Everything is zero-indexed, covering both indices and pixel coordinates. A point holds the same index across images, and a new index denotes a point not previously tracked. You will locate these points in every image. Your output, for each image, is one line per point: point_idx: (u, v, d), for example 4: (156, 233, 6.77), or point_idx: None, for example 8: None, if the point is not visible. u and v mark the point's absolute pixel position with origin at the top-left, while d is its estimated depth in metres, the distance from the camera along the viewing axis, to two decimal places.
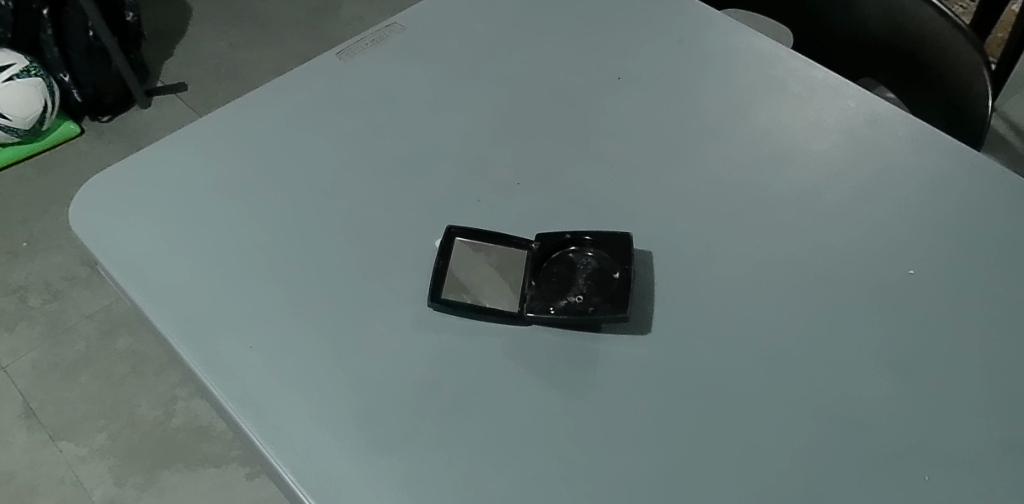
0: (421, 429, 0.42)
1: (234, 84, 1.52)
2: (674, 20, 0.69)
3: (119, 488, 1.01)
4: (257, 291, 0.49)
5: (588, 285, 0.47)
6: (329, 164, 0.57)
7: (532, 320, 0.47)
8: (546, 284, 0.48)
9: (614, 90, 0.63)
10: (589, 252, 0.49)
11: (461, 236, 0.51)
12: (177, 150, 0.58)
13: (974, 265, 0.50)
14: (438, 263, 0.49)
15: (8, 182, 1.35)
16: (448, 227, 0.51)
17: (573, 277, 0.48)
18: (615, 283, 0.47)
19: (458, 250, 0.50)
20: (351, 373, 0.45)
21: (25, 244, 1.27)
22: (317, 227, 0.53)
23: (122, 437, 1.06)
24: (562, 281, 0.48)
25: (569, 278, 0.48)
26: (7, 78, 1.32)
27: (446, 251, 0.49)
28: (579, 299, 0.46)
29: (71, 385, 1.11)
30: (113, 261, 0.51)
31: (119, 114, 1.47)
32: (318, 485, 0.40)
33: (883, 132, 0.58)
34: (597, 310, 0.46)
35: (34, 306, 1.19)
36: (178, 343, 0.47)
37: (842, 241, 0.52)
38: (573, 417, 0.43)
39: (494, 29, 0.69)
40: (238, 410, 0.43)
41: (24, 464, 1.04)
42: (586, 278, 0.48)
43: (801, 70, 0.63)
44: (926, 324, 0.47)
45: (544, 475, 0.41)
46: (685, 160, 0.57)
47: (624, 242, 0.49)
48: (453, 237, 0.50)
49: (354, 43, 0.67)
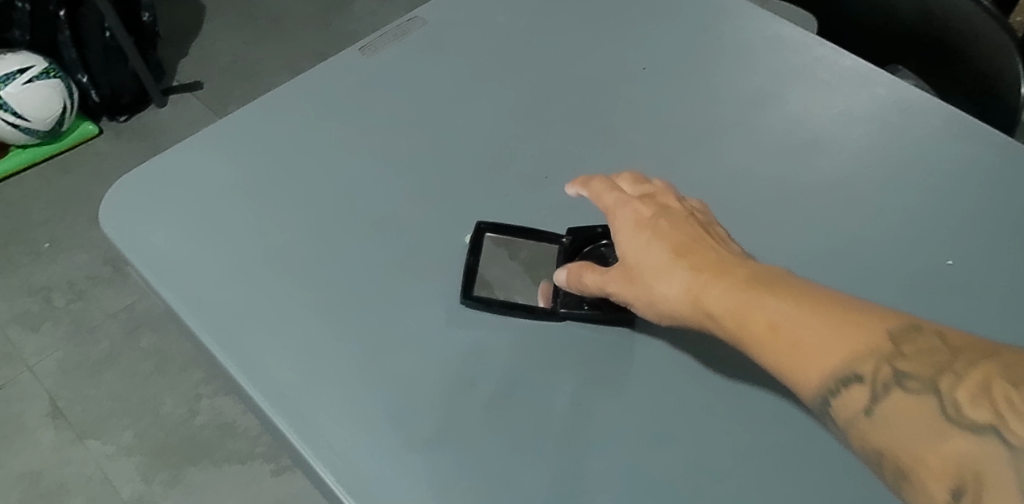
0: (458, 426, 0.42)
1: (250, 79, 1.48)
2: (696, 9, 0.68)
3: (146, 486, 0.97)
4: (289, 289, 0.49)
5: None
6: (355, 161, 0.57)
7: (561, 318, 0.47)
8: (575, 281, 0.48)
9: (640, 80, 0.62)
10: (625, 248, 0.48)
11: (491, 232, 0.50)
12: (204, 150, 0.58)
13: (1011, 255, 0.50)
14: (468, 260, 0.49)
15: (28, 183, 1.30)
16: (477, 223, 0.51)
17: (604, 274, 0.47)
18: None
19: (488, 247, 0.50)
20: (384, 371, 0.45)
21: (47, 245, 1.21)
22: (345, 224, 0.53)
23: (148, 435, 1.01)
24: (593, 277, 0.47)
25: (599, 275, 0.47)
26: (28, 80, 1.26)
27: (476, 248, 0.49)
28: None
29: (97, 384, 1.06)
30: (144, 261, 0.51)
31: (136, 114, 1.41)
32: (356, 485, 0.40)
33: (917, 121, 0.57)
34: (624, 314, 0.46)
35: (59, 306, 1.13)
36: (211, 343, 0.47)
37: (876, 233, 0.52)
38: (607, 412, 0.43)
39: (517, 21, 0.68)
40: (273, 409, 0.43)
41: (53, 464, 0.99)
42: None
43: (828, 58, 0.62)
44: (964, 316, 0.47)
45: (583, 470, 0.40)
46: (716, 152, 0.57)
47: None
48: (483, 233, 0.50)
49: (377, 38, 0.66)
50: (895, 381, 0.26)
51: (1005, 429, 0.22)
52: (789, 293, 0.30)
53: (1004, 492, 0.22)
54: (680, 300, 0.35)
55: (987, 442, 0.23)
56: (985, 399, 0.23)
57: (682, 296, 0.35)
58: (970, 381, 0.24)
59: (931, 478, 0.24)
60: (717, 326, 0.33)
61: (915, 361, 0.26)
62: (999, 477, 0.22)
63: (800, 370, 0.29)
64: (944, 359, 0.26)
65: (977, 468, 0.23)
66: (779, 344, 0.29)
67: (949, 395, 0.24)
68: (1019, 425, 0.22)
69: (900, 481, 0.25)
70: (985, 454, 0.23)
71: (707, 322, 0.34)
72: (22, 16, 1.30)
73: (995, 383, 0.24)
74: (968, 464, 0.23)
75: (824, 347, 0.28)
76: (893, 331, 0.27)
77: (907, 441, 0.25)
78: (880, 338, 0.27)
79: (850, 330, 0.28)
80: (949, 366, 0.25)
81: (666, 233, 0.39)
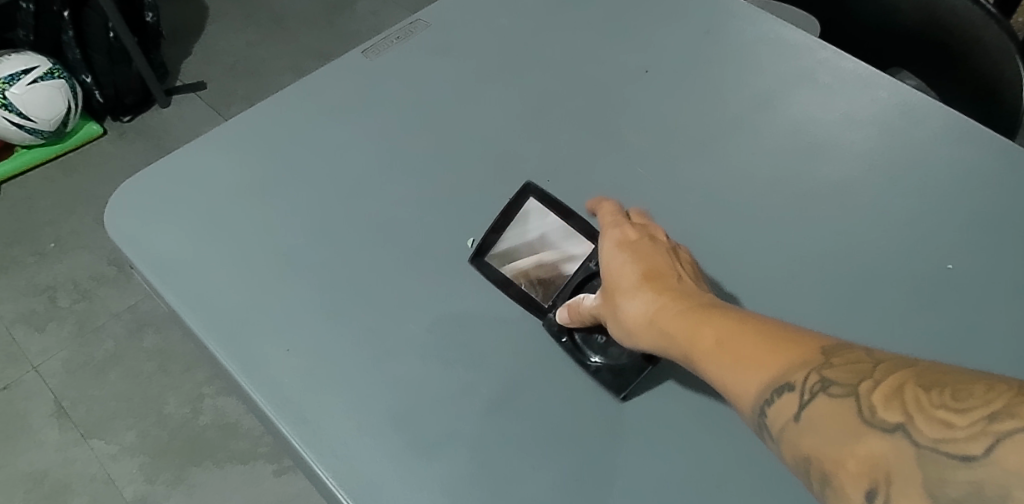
0: (459, 431, 0.43)
1: (254, 79, 1.49)
2: (699, 12, 0.68)
3: (150, 486, 0.97)
4: (292, 292, 0.49)
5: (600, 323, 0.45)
6: (359, 163, 0.57)
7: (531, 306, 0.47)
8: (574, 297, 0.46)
9: (643, 83, 0.62)
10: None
11: (534, 200, 0.51)
12: (209, 153, 0.58)
13: (1012, 259, 0.50)
14: (497, 221, 0.50)
15: (33, 183, 1.31)
16: (527, 184, 0.52)
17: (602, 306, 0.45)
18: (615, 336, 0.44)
19: (524, 213, 0.51)
20: (387, 374, 0.45)
21: (52, 245, 1.21)
22: (347, 227, 0.53)
23: (151, 436, 1.01)
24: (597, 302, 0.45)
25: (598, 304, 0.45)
26: (33, 80, 1.27)
27: (509, 211, 0.50)
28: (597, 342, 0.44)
29: (101, 384, 1.06)
30: (149, 264, 0.52)
31: (140, 114, 1.41)
32: (359, 488, 0.40)
33: (918, 125, 0.57)
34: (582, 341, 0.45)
35: (63, 306, 1.14)
36: (214, 347, 0.47)
37: (878, 236, 0.52)
38: (607, 417, 0.43)
39: (520, 23, 0.68)
40: (277, 413, 0.43)
41: (57, 463, 0.99)
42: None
43: (830, 61, 0.62)
44: (963, 321, 0.47)
45: (582, 474, 0.41)
46: (718, 155, 0.57)
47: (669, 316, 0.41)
48: (526, 196, 0.51)
49: (380, 42, 0.66)
50: (818, 388, 0.25)
51: (914, 430, 0.21)
52: (735, 321, 0.30)
53: (913, 494, 0.21)
54: (640, 321, 0.35)
55: (896, 443, 0.22)
56: (898, 401, 0.22)
57: (641, 318, 0.35)
58: (887, 383, 0.23)
59: (849, 480, 0.22)
60: (672, 344, 0.33)
61: (840, 367, 0.25)
62: (907, 478, 0.21)
63: (735, 380, 0.28)
64: (867, 366, 0.24)
65: (889, 470, 0.21)
66: (722, 357, 0.29)
67: (866, 397, 0.23)
68: (929, 427, 0.21)
69: (825, 490, 0.23)
70: (896, 456, 0.22)
71: (666, 340, 0.33)
72: (27, 17, 1.30)
73: (908, 387, 0.22)
74: (880, 468, 0.22)
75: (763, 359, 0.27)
76: (825, 346, 0.26)
77: (827, 445, 0.24)
78: (812, 350, 0.26)
79: (785, 346, 0.27)
80: (872, 371, 0.24)
81: (640, 253, 0.38)
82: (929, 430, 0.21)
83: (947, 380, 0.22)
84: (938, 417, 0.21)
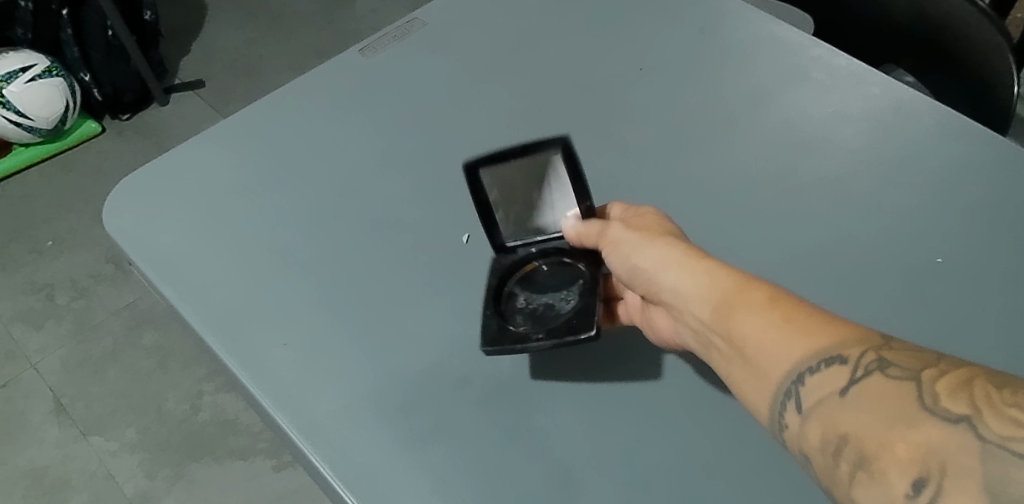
0: (454, 423, 0.43)
1: (252, 77, 1.49)
2: (693, 10, 0.68)
3: (149, 482, 0.98)
4: (290, 287, 0.50)
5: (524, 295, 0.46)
6: (356, 160, 0.57)
7: (480, 204, 0.47)
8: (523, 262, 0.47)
9: (637, 81, 0.63)
10: (564, 295, 0.45)
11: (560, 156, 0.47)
12: (206, 151, 0.59)
13: (1002, 251, 0.51)
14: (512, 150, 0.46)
15: (32, 181, 1.31)
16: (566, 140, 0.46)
17: (541, 286, 0.46)
18: (523, 309, 0.45)
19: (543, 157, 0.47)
20: (383, 368, 0.45)
21: (51, 243, 1.22)
22: (344, 222, 0.53)
23: (150, 432, 1.02)
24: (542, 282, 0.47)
25: (539, 282, 0.46)
26: (30, 79, 1.27)
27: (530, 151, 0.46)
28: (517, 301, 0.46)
29: (100, 381, 1.07)
30: (147, 260, 0.52)
31: (139, 112, 1.41)
32: (355, 479, 0.41)
33: (910, 121, 0.58)
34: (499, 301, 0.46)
35: (62, 304, 1.14)
36: (212, 342, 0.47)
37: (869, 231, 0.52)
38: (601, 409, 0.44)
39: (516, 22, 0.68)
40: (274, 406, 0.44)
41: (57, 460, 1.00)
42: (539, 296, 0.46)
43: (823, 58, 0.63)
44: (953, 314, 0.48)
45: (575, 464, 0.42)
46: (711, 151, 0.57)
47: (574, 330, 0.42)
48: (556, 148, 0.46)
49: (377, 40, 0.67)
50: (878, 367, 0.27)
51: (977, 423, 0.23)
52: (797, 305, 0.33)
53: (966, 482, 0.22)
54: (689, 291, 0.38)
55: (956, 430, 0.23)
56: (962, 394, 0.24)
57: (691, 288, 0.38)
58: (950, 379, 0.25)
59: (897, 460, 0.24)
60: (718, 314, 0.35)
61: (902, 357, 0.27)
62: (961, 468, 0.23)
63: (791, 353, 0.31)
64: (930, 360, 0.27)
65: (941, 456, 0.23)
66: (779, 331, 0.32)
67: (929, 387, 0.25)
68: (994, 421, 0.23)
69: (860, 464, 0.25)
70: (954, 444, 0.23)
71: (708, 317, 0.36)
72: (26, 15, 1.31)
73: (973, 384, 0.24)
74: (933, 455, 0.23)
75: (822, 339, 0.30)
76: (887, 337, 0.29)
77: (876, 421, 0.26)
78: (874, 339, 0.29)
79: (847, 333, 0.30)
80: (934, 364, 0.26)
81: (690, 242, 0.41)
82: (994, 423, 0.23)
83: (1013, 384, 0.24)
84: (1003, 414, 0.23)
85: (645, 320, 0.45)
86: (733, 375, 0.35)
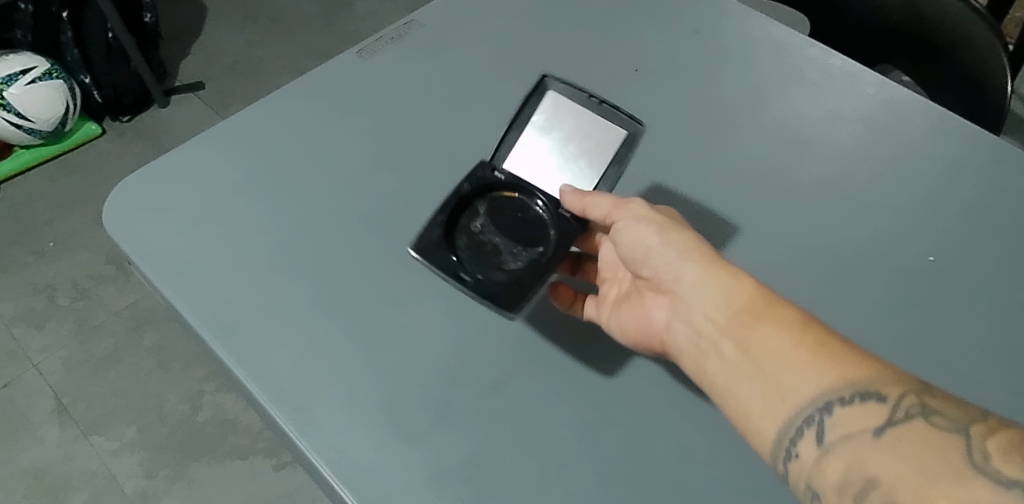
0: (450, 421, 0.44)
1: (252, 79, 1.50)
2: (689, 10, 0.69)
3: (149, 481, 0.98)
4: (288, 286, 0.50)
5: (484, 222, 0.48)
6: (354, 161, 0.58)
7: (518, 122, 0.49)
8: (504, 187, 0.49)
9: (633, 81, 0.63)
10: (515, 252, 0.47)
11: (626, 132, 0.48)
12: (205, 151, 0.59)
13: (993, 250, 0.51)
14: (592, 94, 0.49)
15: (32, 183, 1.31)
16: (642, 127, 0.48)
17: (505, 222, 0.48)
18: (470, 240, 0.47)
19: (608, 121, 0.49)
20: (380, 366, 0.46)
21: (52, 244, 1.22)
22: (342, 222, 0.54)
23: (151, 432, 1.02)
24: (506, 226, 0.48)
25: (505, 218, 0.48)
26: (30, 81, 1.27)
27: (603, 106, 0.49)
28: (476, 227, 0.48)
29: (101, 381, 1.07)
30: (146, 259, 0.53)
31: (139, 114, 1.42)
32: (352, 476, 0.41)
33: (903, 121, 0.58)
34: (460, 211, 0.48)
35: (63, 305, 1.15)
36: (211, 340, 0.48)
37: (862, 230, 0.53)
38: (595, 406, 0.44)
39: (513, 23, 0.69)
40: (272, 404, 0.44)
41: (58, 459, 1.00)
42: (498, 233, 0.48)
43: (818, 58, 0.63)
44: (943, 312, 0.49)
45: (569, 461, 0.42)
46: (706, 150, 0.58)
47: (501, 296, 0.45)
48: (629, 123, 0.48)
49: (375, 41, 0.67)
50: (921, 414, 0.29)
51: None
52: (834, 340, 0.34)
53: None
54: (716, 304, 0.39)
55: (1004, 493, 0.25)
56: (1011, 456, 0.26)
57: (718, 300, 0.39)
58: (998, 437, 0.27)
59: None
60: (749, 330, 0.37)
61: (944, 406, 0.29)
62: None
63: (823, 383, 0.33)
64: (973, 415, 0.28)
65: None
66: (816, 362, 0.34)
67: (978, 441, 0.27)
68: None
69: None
70: None
71: (738, 332, 0.37)
72: (26, 17, 1.32)
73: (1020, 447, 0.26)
74: None
75: (859, 376, 0.32)
76: (924, 382, 0.31)
77: (915, 467, 0.28)
78: (912, 385, 0.31)
79: (885, 375, 0.32)
80: (979, 420, 0.28)
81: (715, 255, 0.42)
82: None
83: None
84: None
85: (643, 318, 0.44)
86: (743, 390, 0.36)
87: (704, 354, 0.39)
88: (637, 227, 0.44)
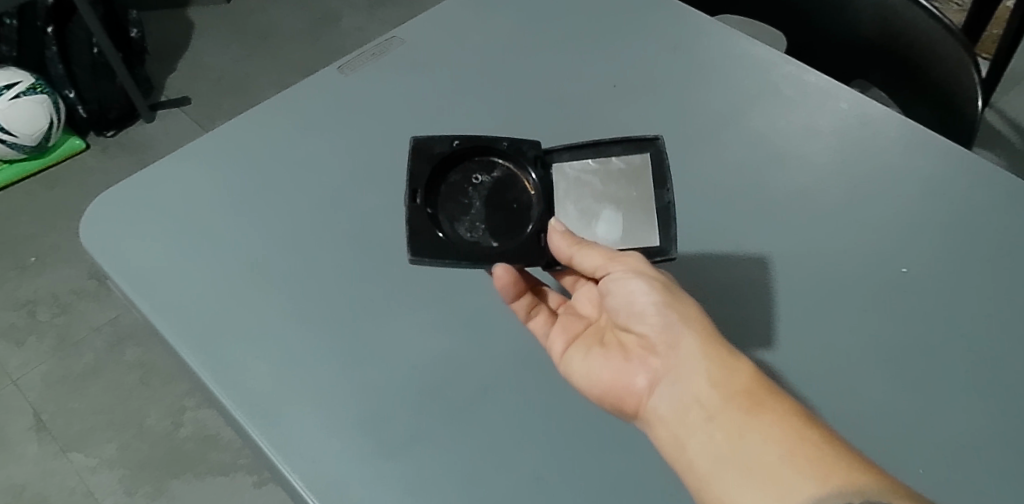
0: (426, 434, 0.44)
1: (239, 93, 1.50)
2: (668, 27, 0.70)
3: (129, 499, 0.97)
4: (264, 300, 0.50)
5: (482, 182, 0.48)
6: (334, 175, 0.58)
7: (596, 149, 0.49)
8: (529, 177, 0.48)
9: (612, 97, 0.64)
10: (470, 224, 0.46)
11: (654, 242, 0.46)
12: (184, 165, 0.59)
13: (965, 262, 0.52)
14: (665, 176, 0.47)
15: (15, 197, 1.31)
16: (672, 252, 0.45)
17: (496, 202, 0.47)
18: (458, 184, 0.47)
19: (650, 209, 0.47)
20: (356, 380, 0.46)
21: (34, 259, 1.21)
22: (321, 237, 0.54)
23: (131, 448, 1.01)
24: (498, 205, 0.47)
25: (501, 195, 0.47)
26: (14, 95, 1.27)
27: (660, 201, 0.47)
28: (475, 179, 0.48)
29: (80, 397, 1.06)
30: (122, 273, 0.53)
31: (123, 129, 1.41)
32: (326, 490, 0.42)
33: (877, 136, 0.59)
34: (475, 158, 0.48)
35: (43, 320, 1.14)
36: (186, 354, 0.48)
37: (836, 243, 0.53)
38: (570, 419, 0.45)
39: (495, 39, 0.70)
40: (246, 418, 0.44)
41: (35, 477, 0.99)
42: (484, 200, 0.47)
43: (793, 74, 0.64)
44: (916, 324, 0.49)
45: (544, 474, 0.43)
46: (683, 165, 0.58)
47: (425, 235, 0.43)
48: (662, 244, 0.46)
49: (356, 57, 0.68)
50: None
51: None
52: (827, 435, 0.33)
53: None
54: (711, 383, 0.37)
55: None
56: None
57: (709, 379, 0.37)
58: None
59: None
60: (739, 411, 0.35)
61: None
62: None
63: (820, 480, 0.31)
64: None
65: None
66: (811, 456, 0.32)
67: None
68: None
69: None
70: None
71: (729, 411, 0.35)
72: (11, 33, 1.31)
73: None
74: None
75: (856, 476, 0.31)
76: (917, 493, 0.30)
77: None
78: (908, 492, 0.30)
79: (881, 478, 0.31)
80: None
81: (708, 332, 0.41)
82: None
83: None
84: None
85: (621, 381, 0.42)
86: (729, 483, 0.33)
87: (688, 434, 0.36)
88: (629, 283, 0.42)
